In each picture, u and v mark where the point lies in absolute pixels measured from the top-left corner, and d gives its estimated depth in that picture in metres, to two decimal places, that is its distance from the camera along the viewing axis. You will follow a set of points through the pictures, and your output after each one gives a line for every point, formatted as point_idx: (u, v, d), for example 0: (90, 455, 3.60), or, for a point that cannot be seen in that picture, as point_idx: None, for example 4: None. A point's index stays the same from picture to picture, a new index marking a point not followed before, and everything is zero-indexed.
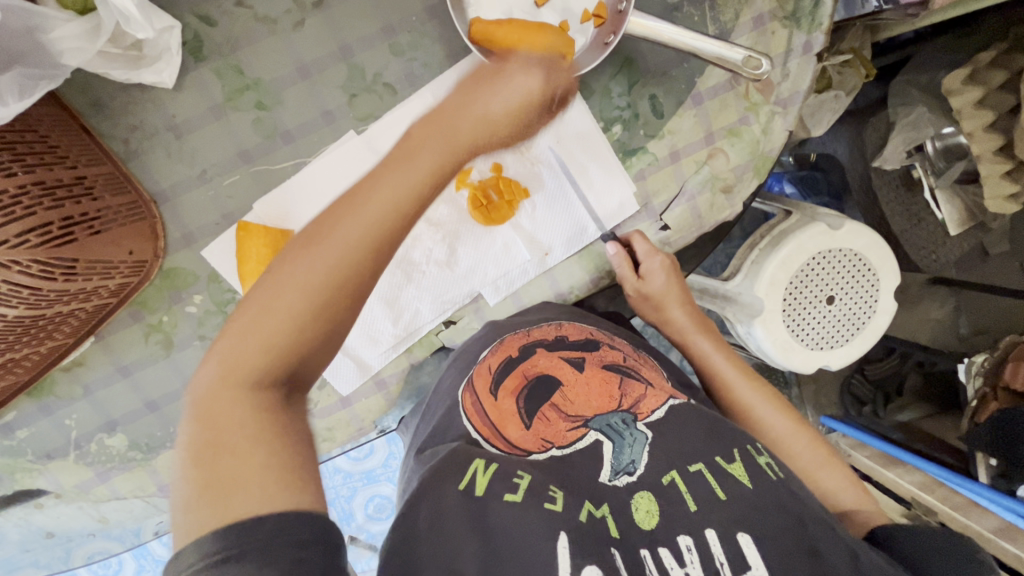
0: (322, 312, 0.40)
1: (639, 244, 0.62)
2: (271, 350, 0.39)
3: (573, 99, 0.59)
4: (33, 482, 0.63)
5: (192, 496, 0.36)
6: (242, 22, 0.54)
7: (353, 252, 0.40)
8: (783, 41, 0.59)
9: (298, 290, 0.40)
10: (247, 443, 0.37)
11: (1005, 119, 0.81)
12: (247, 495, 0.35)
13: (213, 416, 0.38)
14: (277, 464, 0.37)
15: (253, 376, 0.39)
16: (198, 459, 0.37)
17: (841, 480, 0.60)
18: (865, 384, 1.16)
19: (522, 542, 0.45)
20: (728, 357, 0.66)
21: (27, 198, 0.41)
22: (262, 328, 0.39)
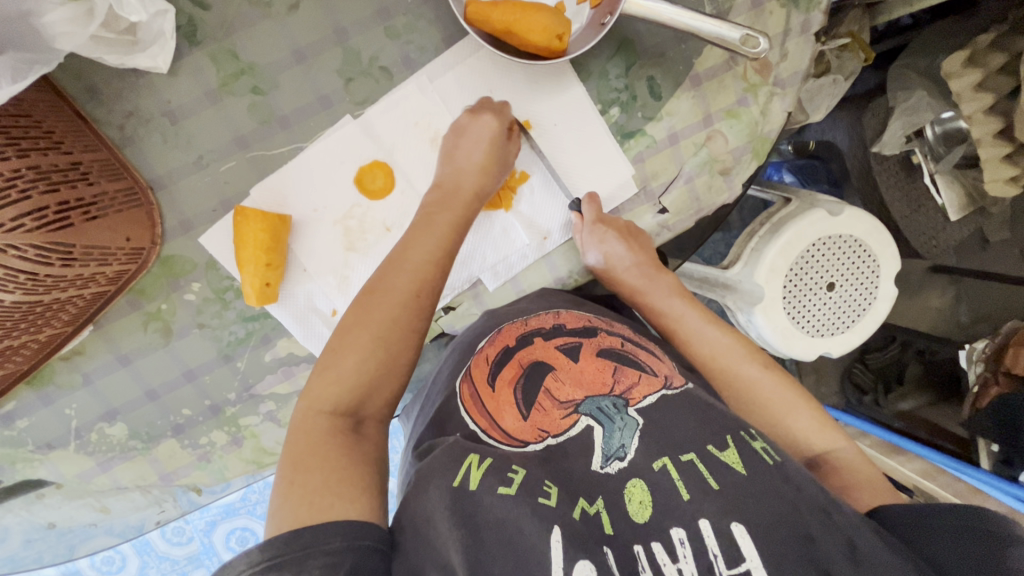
0: (381, 347, 0.50)
1: (592, 208, 0.60)
2: (342, 383, 0.49)
3: (571, 82, 0.59)
4: (35, 472, 0.63)
5: (276, 507, 0.42)
6: (236, 5, 0.53)
7: (399, 296, 0.52)
8: (781, 20, 0.59)
9: (364, 329, 0.50)
10: (316, 461, 0.44)
11: (1005, 102, 0.81)
12: (311, 506, 0.41)
13: (294, 440, 0.47)
14: (340, 477, 0.44)
15: (329, 407, 0.48)
16: (281, 476, 0.44)
17: (811, 423, 0.59)
18: (867, 373, 1.14)
19: (513, 538, 0.45)
20: (691, 311, 0.63)
21: (22, 182, 0.40)
22: (334, 364, 0.49)
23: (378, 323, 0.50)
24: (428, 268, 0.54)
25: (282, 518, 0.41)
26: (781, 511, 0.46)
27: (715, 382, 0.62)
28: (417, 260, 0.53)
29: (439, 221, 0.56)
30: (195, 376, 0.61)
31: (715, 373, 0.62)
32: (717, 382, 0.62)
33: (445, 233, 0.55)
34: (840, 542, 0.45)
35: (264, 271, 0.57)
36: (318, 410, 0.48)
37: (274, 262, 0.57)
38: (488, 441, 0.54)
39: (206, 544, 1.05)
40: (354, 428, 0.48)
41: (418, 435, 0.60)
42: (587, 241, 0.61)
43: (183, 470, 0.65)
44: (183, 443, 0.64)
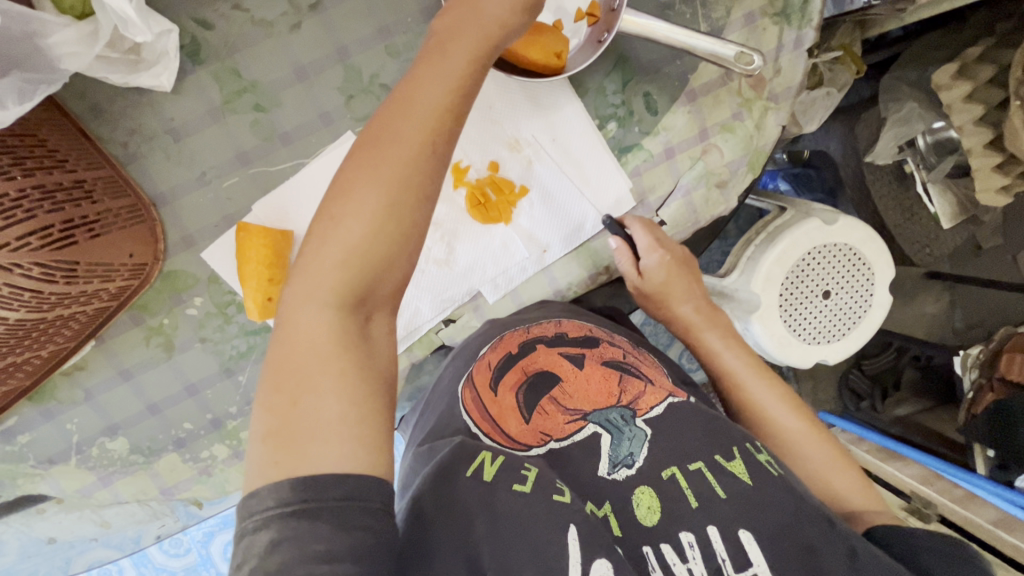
0: (376, 231, 0.40)
1: (638, 230, 0.61)
2: (343, 269, 0.40)
3: (568, 97, 0.60)
4: (35, 488, 0.63)
5: (272, 428, 0.38)
6: (239, 25, 0.54)
7: (405, 157, 0.41)
8: (773, 37, 0.60)
9: (359, 213, 0.40)
10: (322, 373, 0.39)
11: (994, 113, 0.82)
12: (322, 443, 0.37)
13: (290, 341, 0.40)
14: (349, 392, 0.39)
15: (330, 305, 0.40)
16: (280, 389, 0.39)
17: (852, 483, 0.58)
18: (863, 379, 1.16)
19: (532, 535, 0.44)
20: (738, 354, 0.64)
21: (27, 203, 0.41)
22: (330, 245, 0.40)
23: (377, 204, 0.40)
24: (440, 122, 0.42)
25: (282, 453, 0.37)
26: (781, 520, 0.47)
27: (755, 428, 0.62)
28: (419, 114, 0.42)
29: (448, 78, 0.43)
30: (197, 390, 0.61)
31: (757, 417, 0.62)
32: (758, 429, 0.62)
33: (456, 85, 0.43)
34: (843, 551, 0.45)
35: (266, 287, 0.57)
36: (315, 316, 0.40)
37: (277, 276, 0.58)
38: (489, 443, 0.54)
39: (204, 555, 1.05)
40: (363, 316, 0.41)
41: (420, 437, 0.60)
42: (642, 263, 0.62)
43: (184, 484, 0.65)
44: (184, 457, 0.64)
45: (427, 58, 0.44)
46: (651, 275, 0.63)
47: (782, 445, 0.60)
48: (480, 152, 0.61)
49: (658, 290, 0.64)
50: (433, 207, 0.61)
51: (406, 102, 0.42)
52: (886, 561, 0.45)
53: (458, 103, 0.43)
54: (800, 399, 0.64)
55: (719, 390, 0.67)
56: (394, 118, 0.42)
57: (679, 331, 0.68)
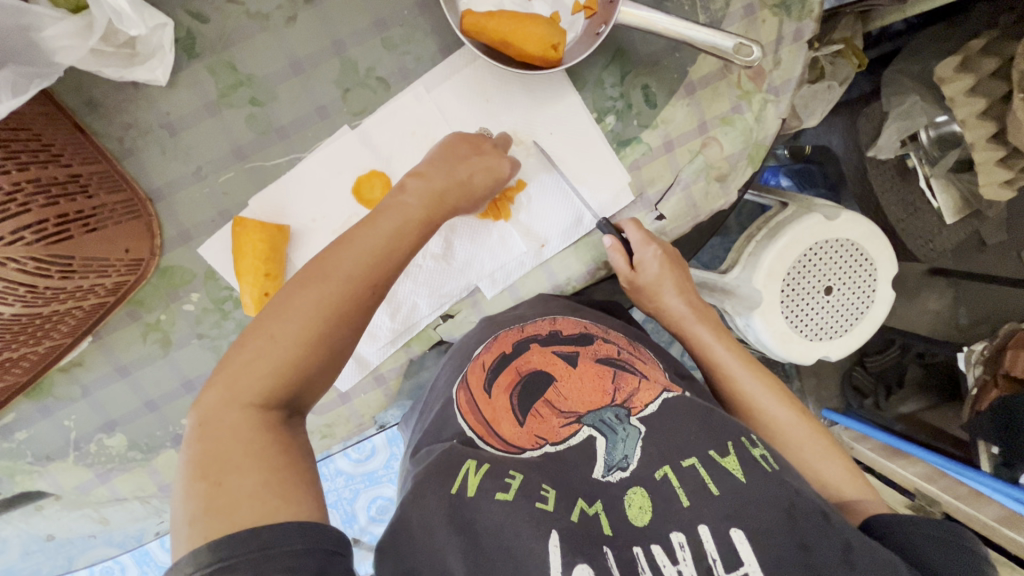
0: (324, 323, 0.44)
1: (633, 230, 0.61)
2: (281, 365, 0.43)
3: (566, 90, 0.59)
4: (33, 484, 0.63)
5: (196, 513, 0.37)
6: (234, 18, 0.54)
7: (352, 287, 0.45)
8: (774, 28, 0.59)
9: (304, 304, 0.44)
10: (248, 463, 0.39)
11: (998, 106, 0.81)
12: (244, 511, 0.37)
13: (213, 435, 0.41)
14: (276, 478, 0.39)
15: (257, 399, 0.42)
16: (201, 477, 0.39)
17: (842, 471, 0.58)
18: (867, 377, 1.16)
19: (510, 543, 0.45)
20: (729, 348, 0.63)
21: (22, 196, 0.41)
22: (266, 355, 0.43)
23: (326, 304, 0.44)
24: (387, 262, 0.48)
25: (207, 522, 0.37)
26: (778, 517, 0.46)
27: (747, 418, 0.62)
28: (375, 246, 0.47)
29: (408, 211, 0.50)
30: (194, 387, 0.61)
31: (750, 408, 0.62)
32: (751, 421, 0.62)
33: (414, 221, 0.50)
34: (838, 546, 0.45)
35: (263, 282, 0.57)
36: (244, 405, 0.42)
37: (272, 272, 0.57)
38: (485, 448, 0.54)
39: None
40: (285, 421, 0.43)
41: (415, 442, 0.60)
42: (639, 258, 0.62)
43: None
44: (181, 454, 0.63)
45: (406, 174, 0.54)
46: (642, 271, 0.62)
47: (774, 435, 0.60)
48: None
49: (649, 283, 0.63)
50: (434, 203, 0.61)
51: (371, 219, 0.49)
52: (886, 560, 0.44)
53: (410, 235, 0.50)
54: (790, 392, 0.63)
55: (710, 382, 0.66)
56: (356, 232, 0.48)
57: (670, 323, 0.67)
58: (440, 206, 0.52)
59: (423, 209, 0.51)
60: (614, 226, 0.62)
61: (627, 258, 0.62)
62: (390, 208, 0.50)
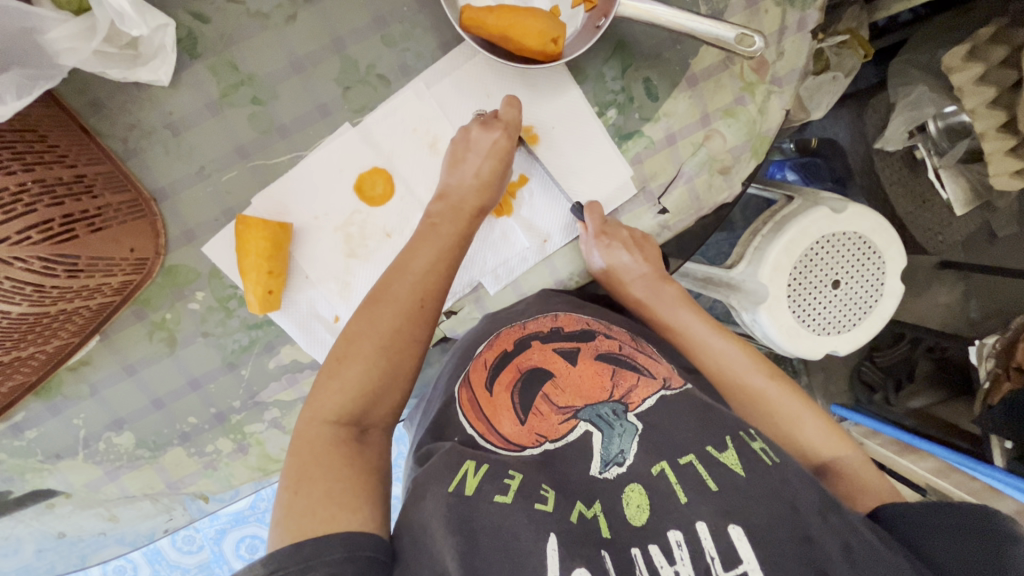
0: (383, 340, 0.51)
1: (595, 215, 0.60)
2: (352, 387, 0.49)
3: (566, 84, 0.59)
4: (44, 482, 0.64)
5: (281, 517, 0.43)
6: (235, 17, 0.54)
7: (403, 306, 0.52)
8: (776, 19, 0.59)
9: (366, 326, 0.51)
10: (322, 472, 0.45)
11: (1007, 95, 0.80)
12: (313, 517, 0.42)
13: (299, 451, 0.47)
14: (341, 487, 0.44)
15: (333, 416, 0.48)
16: (287, 488, 0.44)
17: (821, 430, 0.59)
18: (876, 372, 1.15)
19: (509, 543, 0.45)
20: (694, 318, 0.64)
21: (28, 196, 0.41)
22: (338, 375, 0.49)
23: (381, 333, 0.51)
24: (431, 282, 0.54)
25: (288, 527, 0.42)
26: (779, 511, 0.46)
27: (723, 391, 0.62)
28: (420, 269, 0.54)
29: (444, 233, 0.56)
30: (200, 384, 0.62)
31: (721, 380, 0.62)
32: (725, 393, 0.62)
33: (450, 239, 0.56)
34: (840, 542, 0.44)
35: (266, 280, 0.57)
36: (320, 421, 0.48)
37: (275, 269, 0.57)
38: (485, 446, 0.54)
39: (217, 553, 1.06)
40: (358, 434, 0.49)
41: (419, 439, 0.60)
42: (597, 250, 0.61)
43: (190, 478, 0.65)
44: (189, 452, 0.64)
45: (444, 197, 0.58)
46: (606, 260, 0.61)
47: (749, 405, 0.60)
48: None
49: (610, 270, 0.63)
50: None
51: (416, 242, 0.55)
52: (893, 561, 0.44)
53: (448, 254, 0.55)
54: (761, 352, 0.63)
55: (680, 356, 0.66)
56: (405, 259, 0.54)
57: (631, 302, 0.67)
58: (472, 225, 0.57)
59: (459, 229, 0.56)
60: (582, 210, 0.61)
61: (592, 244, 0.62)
62: (432, 232, 0.56)
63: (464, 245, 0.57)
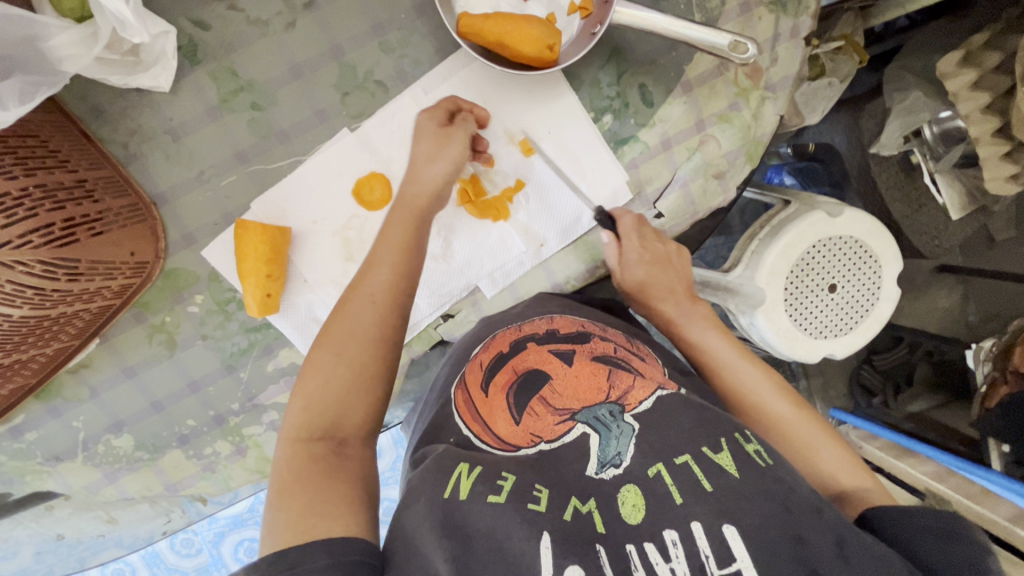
0: (337, 344, 0.50)
1: (629, 223, 0.61)
2: (313, 401, 0.48)
3: (563, 90, 0.60)
4: (43, 484, 0.64)
5: (264, 538, 0.42)
6: (235, 24, 0.55)
7: (354, 306, 0.51)
8: (770, 26, 0.59)
9: (322, 336, 0.50)
10: (296, 487, 0.44)
11: (1001, 101, 0.81)
12: (294, 529, 0.41)
13: (277, 471, 0.46)
14: (321, 497, 0.43)
15: (303, 432, 0.48)
16: (269, 508, 0.44)
17: (841, 459, 0.57)
18: (875, 375, 1.15)
19: (502, 543, 0.45)
20: (721, 342, 0.64)
21: (29, 201, 0.42)
22: (301, 391, 0.49)
23: (333, 337, 0.50)
24: (386, 277, 0.53)
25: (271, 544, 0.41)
26: (772, 510, 0.46)
27: (744, 415, 0.62)
28: (375, 267, 0.53)
29: (396, 228, 0.55)
30: (199, 387, 0.62)
31: (744, 403, 0.62)
32: (745, 417, 0.61)
33: (403, 232, 0.54)
34: (832, 540, 0.45)
35: (265, 283, 0.57)
36: (294, 439, 0.47)
37: (274, 273, 0.58)
38: (481, 447, 0.54)
39: (215, 556, 1.07)
40: (335, 446, 0.48)
41: (416, 441, 0.60)
42: (624, 261, 0.61)
43: (188, 480, 0.66)
44: (188, 454, 0.64)
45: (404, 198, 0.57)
46: (638, 276, 0.62)
47: (770, 428, 0.60)
48: None
49: (638, 283, 0.63)
50: None
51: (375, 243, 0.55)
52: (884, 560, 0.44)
53: (401, 246, 0.54)
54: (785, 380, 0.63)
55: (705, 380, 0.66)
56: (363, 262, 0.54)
57: (662, 324, 0.67)
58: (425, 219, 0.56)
59: (414, 224, 0.55)
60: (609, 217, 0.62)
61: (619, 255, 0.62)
62: (387, 231, 0.55)
63: (421, 239, 0.55)
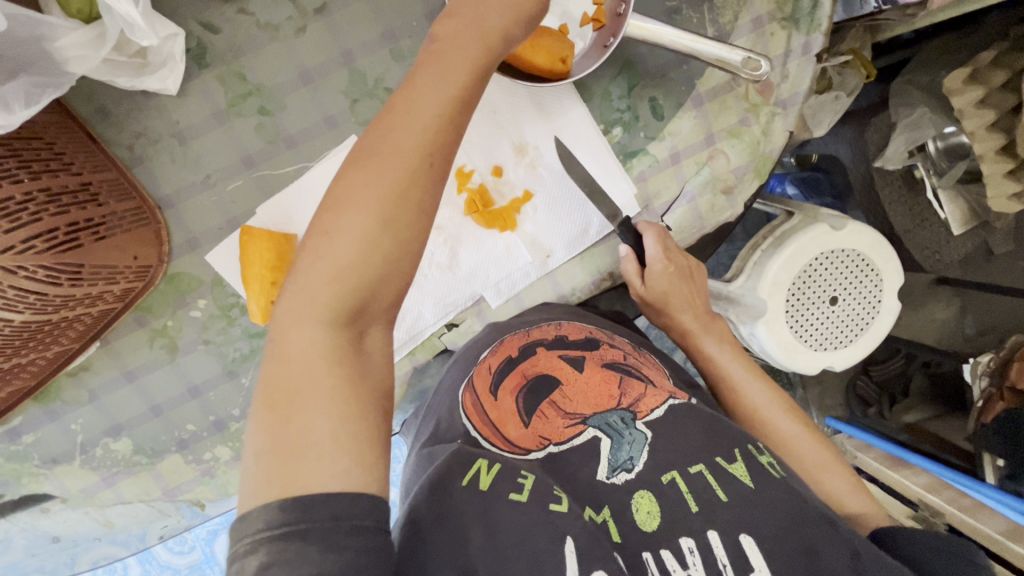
0: (374, 217, 0.39)
1: (652, 239, 0.60)
2: (335, 284, 0.38)
3: (573, 103, 0.60)
4: (39, 486, 0.63)
5: (267, 447, 0.36)
6: (245, 28, 0.54)
7: (400, 171, 0.39)
8: (782, 42, 0.59)
9: (350, 215, 0.39)
10: (320, 391, 0.37)
11: (1007, 119, 0.81)
12: (309, 456, 0.35)
13: (283, 361, 0.38)
14: (347, 409, 0.37)
15: (325, 314, 0.38)
16: (270, 410, 0.37)
17: (846, 484, 0.58)
18: (870, 386, 1.16)
19: (525, 541, 0.44)
20: (734, 361, 0.64)
21: (33, 204, 0.41)
22: (325, 262, 0.39)
23: (372, 207, 0.39)
24: (433, 138, 0.40)
25: (277, 461, 0.35)
26: (782, 522, 0.46)
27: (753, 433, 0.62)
28: (417, 127, 0.40)
29: (450, 87, 0.41)
30: (200, 392, 0.62)
31: (753, 422, 0.62)
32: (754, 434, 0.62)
33: (457, 95, 0.41)
34: (848, 552, 0.45)
35: (269, 290, 0.57)
36: (311, 321, 0.38)
37: (279, 279, 0.57)
38: (488, 446, 0.54)
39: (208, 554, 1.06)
40: (358, 337, 0.40)
41: (422, 442, 0.60)
42: (647, 277, 0.62)
43: (186, 485, 0.65)
44: (187, 459, 0.64)
45: (438, 49, 0.43)
46: (663, 287, 0.62)
47: (778, 446, 0.60)
48: (484, 156, 0.61)
49: (659, 297, 0.63)
50: (436, 212, 0.60)
51: (404, 100, 0.41)
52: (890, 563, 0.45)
53: (455, 113, 0.41)
54: (795, 403, 0.64)
55: (715, 394, 0.66)
56: (390, 122, 0.40)
57: (677, 336, 0.68)
58: (478, 72, 0.43)
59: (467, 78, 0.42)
60: (636, 232, 0.62)
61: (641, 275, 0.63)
62: (428, 84, 0.41)
63: (473, 99, 0.43)
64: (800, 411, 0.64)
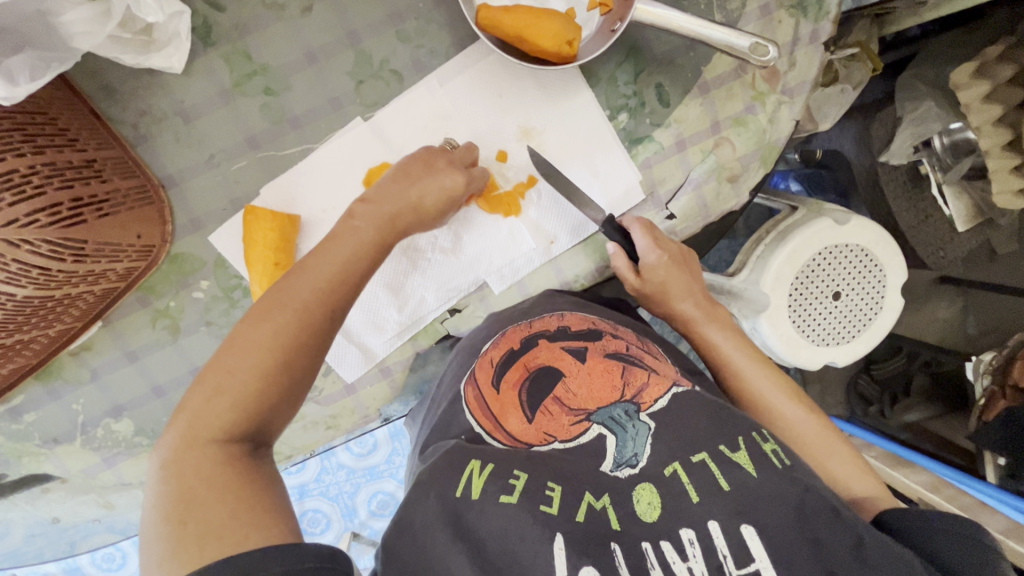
0: (290, 339, 0.43)
1: (638, 233, 0.60)
2: (237, 405, 0.41)
3: (579, 88, 0.59)
4: (40, 466, 0.63)
5: (166, 553, 0.35)
6: (251, 7, 0.54)
7: (316, 302, 0.45)
8: (790, 29, 0.59)
9: (264, 331, 0.43)
10: (213, 497, 0.37)
11: (1013, 114, 0.81)
12: (218, 540, 0.36)
13: (177, 477, 0.38)
14: (250, 503, 0.38)
15: (220, 434, 0.40)
16: (168, 516, 0.37)
17: (855, 468, 0.58)
18: (872, 385, 1.15)
19: (515, 548, 0.45)
20: (738, 348, 0.64)
21: (37, 177, 0.41)
22: (225, 390, 0.41)
23: (283, 330, 0.44)
24: (350, 276, 0.48)
25: (182, 559, 0.35)
26: (787, 515, 0.46)
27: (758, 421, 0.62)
28: (340, 255, 0.48)
29: (362, 237, 0.50)
30: None
31: (759, 409, 0.62)
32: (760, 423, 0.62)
33: (367, 245, 0.50)
34: (850, 541, 0.44)
35: (273, 272, 0.57)
36: (194, 440, 0.40)
37: (282, 261, 0.57)
38: (493, 443, 0.54)
39: None
40: (251, 452, 0.42)
41: (424, 437, 0.60)
42: (643, 267, 0.61)
43: None
44: None
45: (371, 198, 0.52)
46: (660, 277, 0.62)
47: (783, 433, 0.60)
48: (488, 141, 0.60)
49: (658, 287, 0.63)
50: None
51: (322, 245, 0.48)
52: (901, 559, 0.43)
53: (365, 258, 0.49)
54: (800, 389, 0.63)
55: (720, 384, 0.66)
56: (310, 260, 0.47)
57: (680, 325, 0.67)
58: (386, 227, 0.51)
59: (382, 229, 0.51)
60: (620, 227, 0.61)
61: (632, 268, 0.63)
62: (344, 233, 0.49)
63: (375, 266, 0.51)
64: (806, 396, 0.63)
